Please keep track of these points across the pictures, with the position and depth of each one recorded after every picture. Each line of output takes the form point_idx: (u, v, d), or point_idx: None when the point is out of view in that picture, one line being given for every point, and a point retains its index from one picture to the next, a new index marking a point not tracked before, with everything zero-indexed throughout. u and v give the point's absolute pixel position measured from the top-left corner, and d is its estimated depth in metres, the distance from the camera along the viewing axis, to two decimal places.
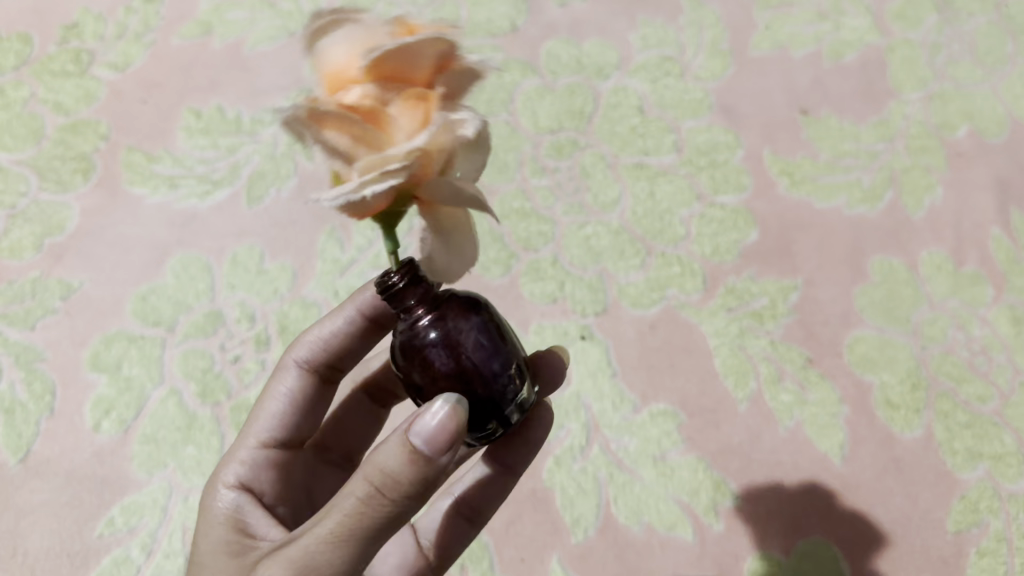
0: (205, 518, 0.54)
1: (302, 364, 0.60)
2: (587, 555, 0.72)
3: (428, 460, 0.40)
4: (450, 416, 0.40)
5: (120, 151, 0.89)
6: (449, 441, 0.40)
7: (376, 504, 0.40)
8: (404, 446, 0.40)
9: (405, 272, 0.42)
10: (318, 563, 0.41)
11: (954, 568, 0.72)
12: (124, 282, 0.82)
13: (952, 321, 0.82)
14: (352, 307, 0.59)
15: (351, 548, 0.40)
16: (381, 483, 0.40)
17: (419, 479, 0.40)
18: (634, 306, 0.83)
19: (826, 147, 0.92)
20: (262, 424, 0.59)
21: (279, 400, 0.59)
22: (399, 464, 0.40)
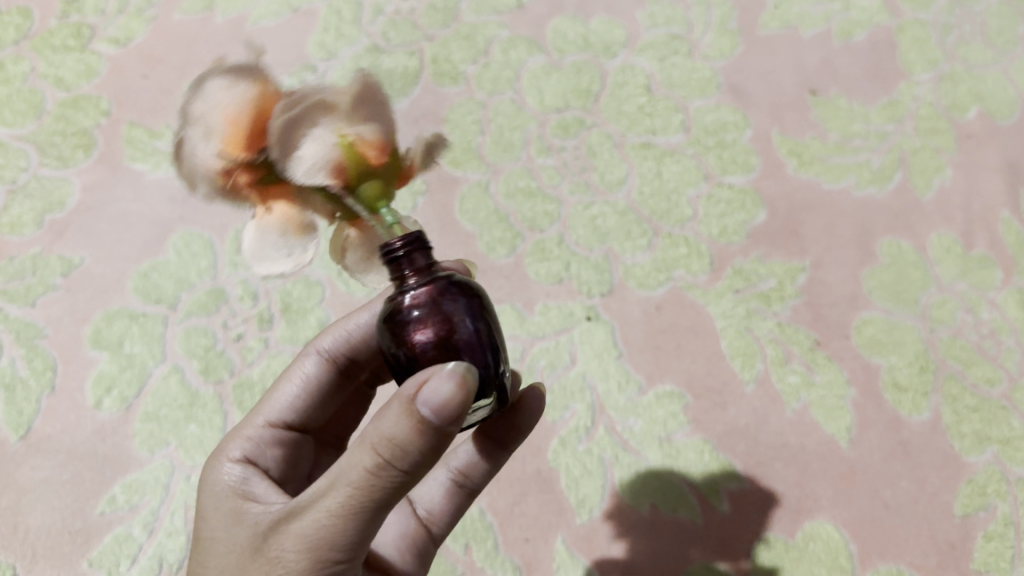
0: (208, 489, 0.52)
1: (323, 353, 0.60)
2: (592, 537, 0.72)
3: (439, 430, 0.38)
4: (461, 386, 0.37)
5: (121, 126, 0.88)
6: (459, 412, 0.37)
7: (386, 476, 0.39)
8: (411, 416, 0.38)
9: (408, 244, 0.40)
10: (331, 533, 0.41)
11: (961, 551, 0.71)
12: (126, 259, 0.81)
13: (961, 303, 0.81)
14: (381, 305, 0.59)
15: (364, 516, 0.40)
16: (391, 454, 0.39)
17: (429, 449, 0.39)
18: (640, 287, 0.82)
19: (835, 127, 0.91)
20: (273, 407, 0.58)
21: (294, 386, 0.59)
22: (407, 435, 0.38)
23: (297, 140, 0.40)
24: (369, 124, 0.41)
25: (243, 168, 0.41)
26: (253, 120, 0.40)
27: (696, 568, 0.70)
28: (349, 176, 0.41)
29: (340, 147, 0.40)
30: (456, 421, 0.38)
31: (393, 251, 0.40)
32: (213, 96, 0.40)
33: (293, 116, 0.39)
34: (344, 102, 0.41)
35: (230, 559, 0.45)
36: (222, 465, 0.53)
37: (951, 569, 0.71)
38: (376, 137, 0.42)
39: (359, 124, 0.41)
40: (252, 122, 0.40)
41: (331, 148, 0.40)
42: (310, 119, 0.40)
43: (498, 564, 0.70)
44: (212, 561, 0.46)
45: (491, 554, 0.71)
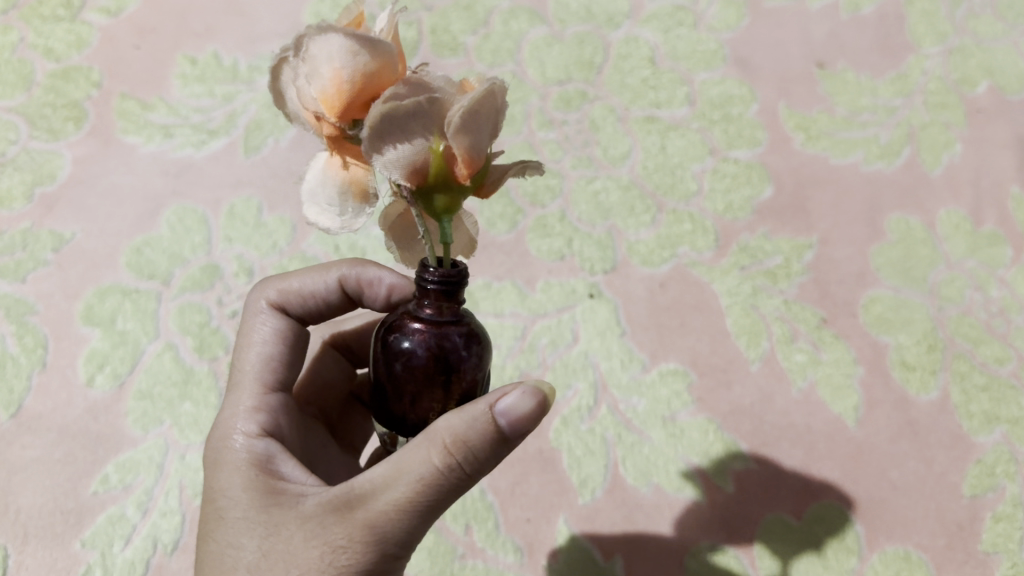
0: (226, 467, 0.47)
1: (273, 307, 0.57)
2: (594, 516, 0.70)
3: (503, 438, 0.41)
4: (535, 401, 0.41)
5: (113, 99, 0.86)
6: (528, 426, 0.41)
7: (452, 476, 0.41)
8: (489, 424, 0.40)
9: (440, 280, 0.40)
10: (392, 526, 0.42)
11: (969, 533, 0.70)
12: (118, 234, 0.79)
13: (970, 281, 0.80)
14: (337, 273, 0.59)
15: (420, 512, 0.42)
16: (462, 456, 0.40)
17: (494, 455, 0.41)
18: (644, 263, 0.80)
19: (843, 101, 0.89)
20: (256, 369, 0.53)
21: (262, 340, 0.55)
22: (479, 439, 0.40)
23: (384, 132, 0.35)
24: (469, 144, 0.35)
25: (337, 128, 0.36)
26: (362, 92, 0.35)
27: (701, 548, 0.69)
28: (424, 183, 0.37)
29: (428, 153, 0.36)
30: (520, 433, 0.41)
31: (422, 275, 0.40)
32: (329, 48, 0.34)
33: (396, 110, 0.34)
34: (458, 117, 0.34)
35: (281, 544, 0.43)
36: (238, 439, 0.48)
37: (959, 550, 0.69)
38: (471, 158, 0.36)
39: (459, 139, 0.35)
40: (359, 91, 0.35)
41: (417, 152, 0.35)
42: (412, 116, 0.35)
43: (499, 544, 0.69)
44: (249, 543, 0.44)
45: (491, 535, 0.69)
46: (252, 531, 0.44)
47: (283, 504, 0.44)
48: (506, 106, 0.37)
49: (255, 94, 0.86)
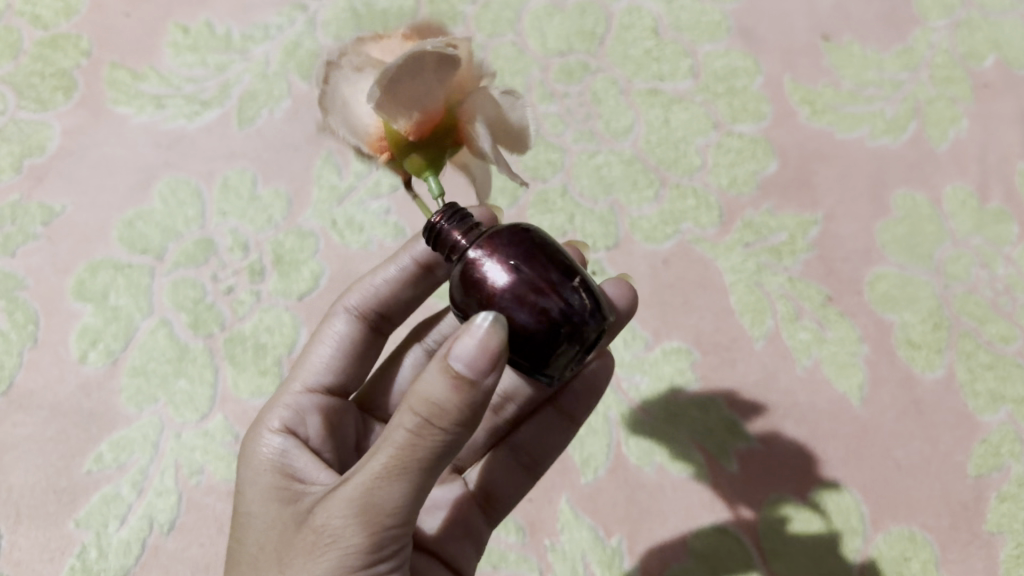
0: (248, 466, 0.49)
1: (351, 311, 0.57)
2: (596, 497, 0.69)
3: (476, 388, 0.37)
4: (491, 334, 0.36)
5: (103, 68, 0.83)
6: (491, 362, 0.36)
7: (424, 435, 0.37)
8: (445, 373, 0.36)
9: (449, 214, 0.41)
10: (379, 500, 0.38)
11: (974, 513, 0.69)
12: (110, 206, 0.77)
13: (976, 259, 0.79)
14: (408, 254, 0.56)
15: (406, 481, 0.38)
16: (429, 414, 0.37)
17: (467, 406, 0.37)
18: (647, 240, 0.79)
19: (849, 74, 0.88)
20: (310, 370, 0.56)
21: (327, 346, 0.57)
22: (445, 396, 0.36)
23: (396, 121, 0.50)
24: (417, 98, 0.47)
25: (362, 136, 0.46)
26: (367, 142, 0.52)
27: (705, 529, 0.68)
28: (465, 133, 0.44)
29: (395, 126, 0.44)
30: (485, 377, 0.37)
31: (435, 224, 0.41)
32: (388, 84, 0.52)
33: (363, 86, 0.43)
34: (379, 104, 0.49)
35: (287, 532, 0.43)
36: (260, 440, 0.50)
37: (964, 530, 0.69)
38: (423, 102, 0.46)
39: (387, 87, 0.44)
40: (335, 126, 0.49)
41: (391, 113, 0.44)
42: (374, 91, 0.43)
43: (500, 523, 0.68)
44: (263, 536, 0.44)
45: None
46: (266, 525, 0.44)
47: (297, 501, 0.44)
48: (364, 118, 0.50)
49: (248, 64, 0.83)
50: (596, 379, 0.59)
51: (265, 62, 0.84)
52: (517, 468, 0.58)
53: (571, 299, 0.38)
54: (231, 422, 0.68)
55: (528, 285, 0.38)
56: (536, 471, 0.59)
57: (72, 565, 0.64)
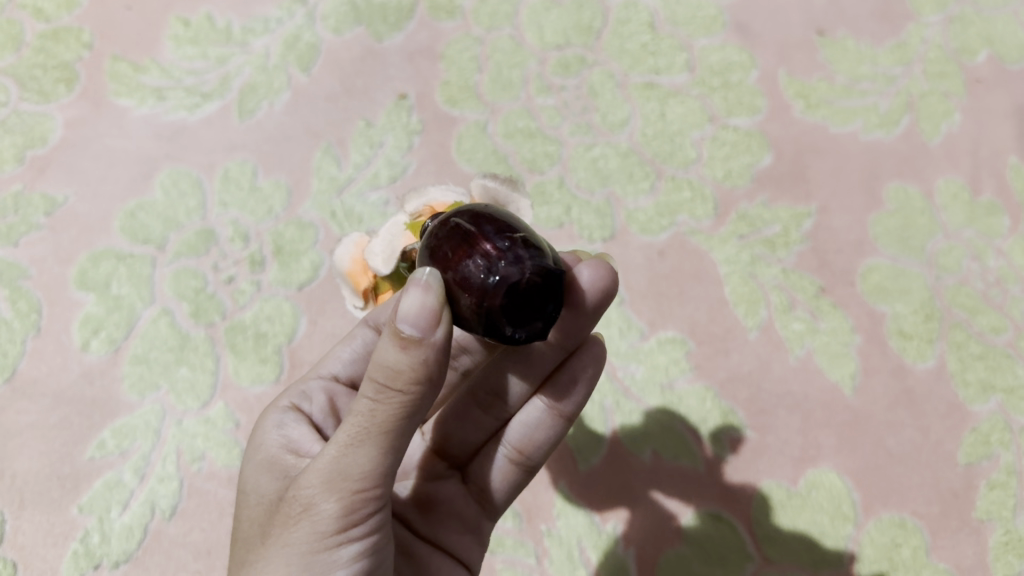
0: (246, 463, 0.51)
1: (374, 324, 0.55)
2: (592, 483, 0.70)
3: (425, 349, 0.39)
4: (427, 294, 0.39)
5: (104, 60, 0.84)
6: (433, 319, 0.39)
7: (384, 399, 0.39)
8: (393, 337, 0.39)
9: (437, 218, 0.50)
10: (346, 467, 0.40)
11: (963, 500, 0.70)
12: (112, 197, 0.78)
13: (967, 251, 0.80)
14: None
15: (370, 445, 0.39)
16: (385, 377, 0.39)
17: (419, 366, 0.38)
18: (643, 231, 0.80)
19: (842, 69, 0.89)
20: (330, 364, 0.56)
21: (351, 349, 0.56)
22: (397, 358, 0.38)
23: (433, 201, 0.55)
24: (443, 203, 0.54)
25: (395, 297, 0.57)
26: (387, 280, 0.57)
27: (700, 516, 0.69)
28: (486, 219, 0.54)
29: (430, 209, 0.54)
30: (430, 335, 0.39)
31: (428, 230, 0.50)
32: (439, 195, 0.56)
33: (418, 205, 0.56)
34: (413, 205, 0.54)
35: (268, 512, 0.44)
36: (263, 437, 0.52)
37: (953, 518, 0.70)
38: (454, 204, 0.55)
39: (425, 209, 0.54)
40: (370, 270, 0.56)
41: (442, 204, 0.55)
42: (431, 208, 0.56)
43: None
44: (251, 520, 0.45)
45: None
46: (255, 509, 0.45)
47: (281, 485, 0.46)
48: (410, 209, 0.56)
49: (249, 57, 0.84)
50: (584, 372, 0.55)
51: (265, 55, 0.85)
52: (509, 464, 0.56)
53: (500, 247, 0.40)
54: (232, 409, 0.69)
55: (463, 239, 0.42)
56: (531, 467, 0.57)
57: (75, 549, 0.65)
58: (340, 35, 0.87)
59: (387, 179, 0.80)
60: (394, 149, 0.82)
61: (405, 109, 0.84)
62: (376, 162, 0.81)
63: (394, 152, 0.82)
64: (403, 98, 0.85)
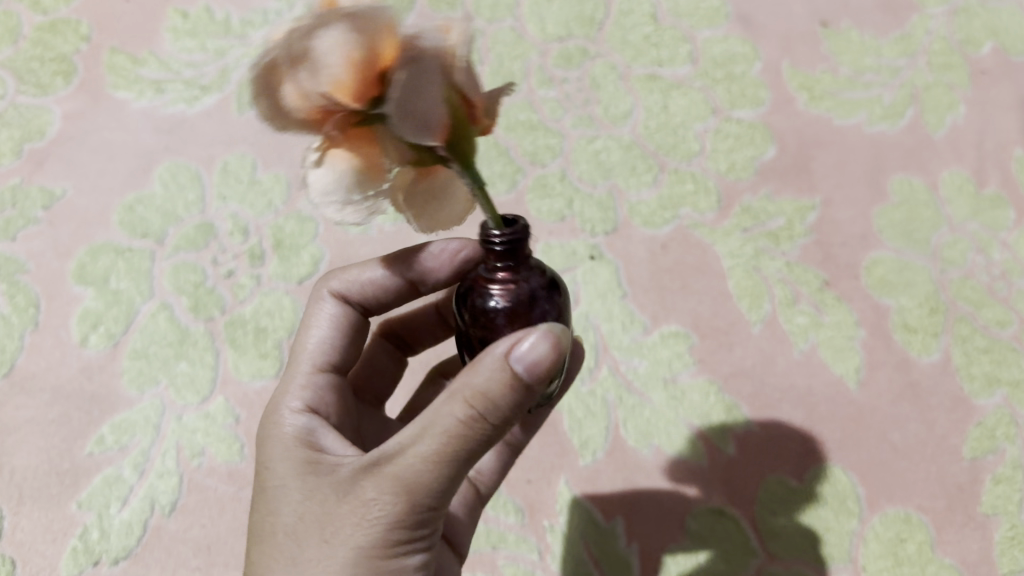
0: (269, 439, 0.50)
1: (337, 296, 0.57)
2: (595, 479, 0.69)
3: (526, 388, 0.40)
4: (549, 344, 0.40)
5: (103, 52, 0.84)
6: (548, 368, 0.40)
7: (477, 426, 0.41)
8: (504, 370, 0.40)
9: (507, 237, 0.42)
10: (423, 482, 0.42)
11: (969, 495, 0.69)
12: (110, 191, 0.77)
13: (972, 244, 0.79)
14: (391, 262, 0.57)
15: (452, 464, 0.41)
16: (484, 407, 0.40)
17: (518, 403, 0.41)
18: (645, 225, 0.80)
19: (846, 61, 0.89)
20: (308, 353, 0.56)
21: (322, 327, 0.56)
22: (499, 390, 0.40)
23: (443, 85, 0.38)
24: (464, 81, 0.40)
25: (344, 110, 0.39)
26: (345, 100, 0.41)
27: (703, 511, 0.68)
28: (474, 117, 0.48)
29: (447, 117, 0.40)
30: (539, 383, 0.41)
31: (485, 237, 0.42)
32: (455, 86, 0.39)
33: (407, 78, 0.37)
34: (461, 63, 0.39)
35: (318, 504, 0.44)
36: (286, 414, 0.51)
37: (959, 513, 0.69)
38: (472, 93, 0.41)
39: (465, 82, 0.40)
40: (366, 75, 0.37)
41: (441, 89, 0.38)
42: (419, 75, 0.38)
43: (500, 505, 0.68)
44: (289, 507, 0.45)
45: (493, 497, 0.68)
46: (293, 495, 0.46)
47: (326, 474, 0.46)
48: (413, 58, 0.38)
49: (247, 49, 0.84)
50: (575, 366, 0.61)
51: None
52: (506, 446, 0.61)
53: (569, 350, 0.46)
54: (233, 404, 0.69)
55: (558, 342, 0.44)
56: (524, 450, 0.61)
57: (73, 546, 0.63)
58: None
59: None
60: None
61: None
62: None
63: None
64: None
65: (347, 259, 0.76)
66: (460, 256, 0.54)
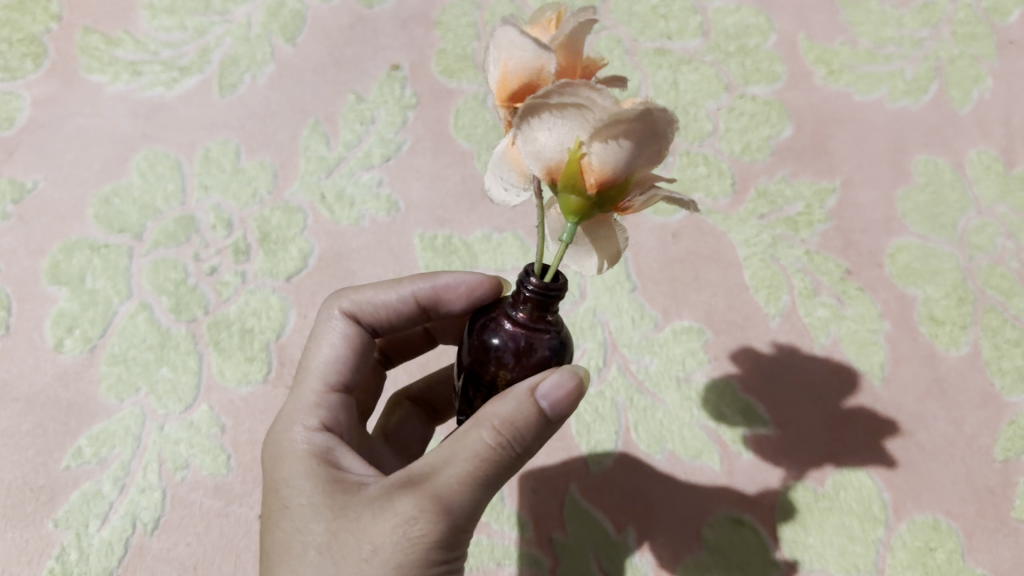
0: (280, 459, 0.45)
1: (348, 316, 0.53)
2: (605, 487, 0.65)
3: (547, 421, 0.40)
4: (572, 375, 0.40)
5: (75, 33, 0.79)
6: (570, 403, 0.40)
7: (507, 450, 0.40)
8: (531, 401, 0.39)
9: (540, 289, 0.39)
10: (459, 500, 0.40)
11: (1002, 499, 0.65)
12: (85, 182, 0.72)
13: (1001, 229, 0.75)
14: (410, 287, 0.54)
15: (483, 484, 0.40)
16: (512, 434, 0.40)
17: (538, 433, 0.40)
18: (656, 212, 0.76)
19: (866, 32, 0.84)
20: (319, 371, 0.50)
21: (331, 343, 0.51)
22: (526, 419, 0.39)
23: (593, 140, 0.32)
24: (625, 156, 0.32)
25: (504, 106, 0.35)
26: (529, 84, 0.34)
27: (718, 520, 0.64)
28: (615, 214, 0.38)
29: (567, 154, 0.33)
30: (559, 416, 0.41)
31: (524, 279, 0.39)
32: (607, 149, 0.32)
33: (549, 112, 0.32)
34: (606, 120, 0.31)
35: (349, 522, 0.40)
36: (296, 433, 0.46)
37: (990, 518, 0.65)
38: (615, 174, 0.33)
39: (611, 149, 0.32)
40: (521, 85, 0.34)
41: (572, 135, 0.33)
42: (560, 118, 0.32)
43: (504, 517, 0.63)
44: (315, 527, 0.41)
45: (495, 509, 0.64)
46: (319, 514, 0.41)
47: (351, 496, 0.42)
48: (571, 92, 0.31)
49: (230, 27, 0.79)
50: None
51: (247, 24, 0.80)
52: None
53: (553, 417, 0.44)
54: (218, 412, 0.65)
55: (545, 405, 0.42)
56: None
57: (51, 568, 0.59)
58: (327, 3, 0.83)
59: (380, 158, 0.75)
60: (388, 124, 0.76)
61: (398, 80, 0.79)
62: (368, 139, 0.76)
63: (387, 128, 0.76)
64: (396, 68, 0.80)
65: (337, 252, 0.71)
66: (478, 289, 0.53)
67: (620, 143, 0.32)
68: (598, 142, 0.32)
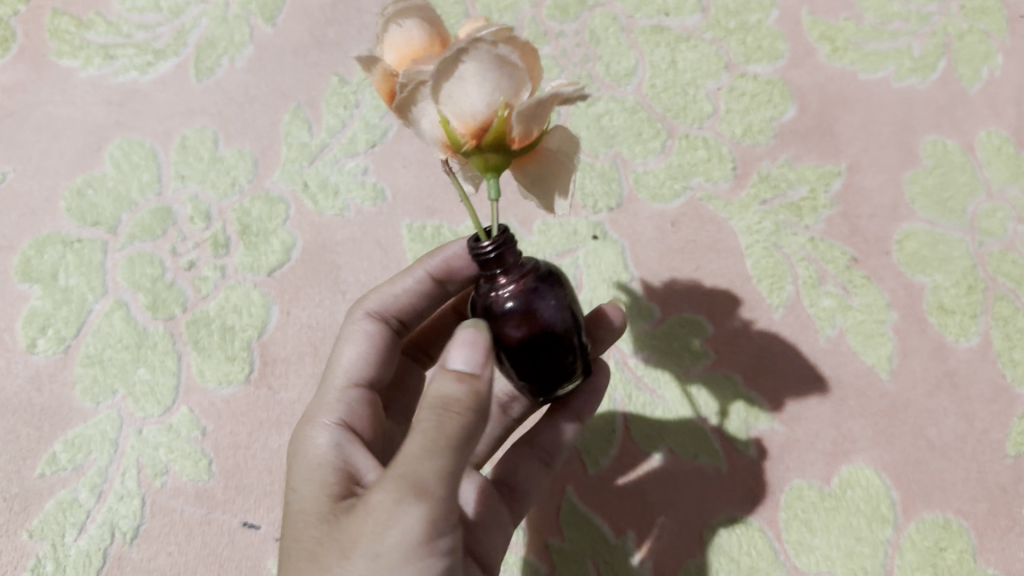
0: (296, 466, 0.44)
1: (371, 313, 0.52)
2: (602, 488, 0.63)
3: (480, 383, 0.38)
4: (478, 334, 0.39)
5: (43, 14, 0.75)
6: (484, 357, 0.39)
7: (449, 415, 0.37)
8: (448, 373, 0.38)
9: (498, 242, 0.41)
10: (426, 474, 0.36)
11: (1013, 496, 0.63)
12: (56, 174, 0.69)
13: (1013, 213, 0.72)
14: (423, 267, 0.52)
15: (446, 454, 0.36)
16: (445, 401, 0.37)
17: (477, 396, 0.38)
18: (653, 199, 0.72)
19: (871, 7, 0.80)
20: (344, 370, 0.49)
21: (357, 343, 0.50)
22: (456, 388, 0.37)
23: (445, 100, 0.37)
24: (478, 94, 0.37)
25: None
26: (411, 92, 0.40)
27: (720, 520, 0.62)
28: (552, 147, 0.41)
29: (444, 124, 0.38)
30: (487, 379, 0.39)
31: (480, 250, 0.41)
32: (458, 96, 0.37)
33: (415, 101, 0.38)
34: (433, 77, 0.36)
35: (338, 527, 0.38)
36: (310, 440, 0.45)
37: (1002, 516, 0.63)
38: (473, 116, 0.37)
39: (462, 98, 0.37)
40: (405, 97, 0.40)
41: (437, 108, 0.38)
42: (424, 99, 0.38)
43: None
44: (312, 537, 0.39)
45: None
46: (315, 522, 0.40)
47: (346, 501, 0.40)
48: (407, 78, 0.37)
49: (205, 6, 0.75)
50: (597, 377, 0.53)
51: (224, 4, 0.75)
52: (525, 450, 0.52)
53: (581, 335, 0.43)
54: (198, 415, 0.62)
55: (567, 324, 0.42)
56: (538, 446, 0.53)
57: None
58: None
59: (365, 144, 0.71)
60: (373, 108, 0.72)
61: None
62: (352, 124, 0.71)
63: (372, 113, 0.72)
64: None
65: (321, 244, 0.68)
66: None
67: (457, 89, 0.37)
68: (448, 99, 0.37)
